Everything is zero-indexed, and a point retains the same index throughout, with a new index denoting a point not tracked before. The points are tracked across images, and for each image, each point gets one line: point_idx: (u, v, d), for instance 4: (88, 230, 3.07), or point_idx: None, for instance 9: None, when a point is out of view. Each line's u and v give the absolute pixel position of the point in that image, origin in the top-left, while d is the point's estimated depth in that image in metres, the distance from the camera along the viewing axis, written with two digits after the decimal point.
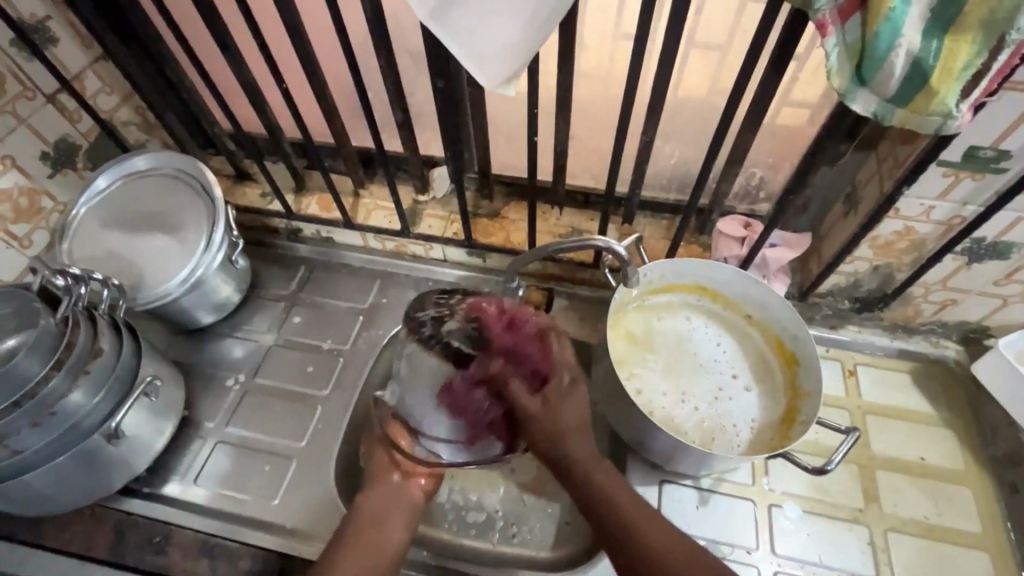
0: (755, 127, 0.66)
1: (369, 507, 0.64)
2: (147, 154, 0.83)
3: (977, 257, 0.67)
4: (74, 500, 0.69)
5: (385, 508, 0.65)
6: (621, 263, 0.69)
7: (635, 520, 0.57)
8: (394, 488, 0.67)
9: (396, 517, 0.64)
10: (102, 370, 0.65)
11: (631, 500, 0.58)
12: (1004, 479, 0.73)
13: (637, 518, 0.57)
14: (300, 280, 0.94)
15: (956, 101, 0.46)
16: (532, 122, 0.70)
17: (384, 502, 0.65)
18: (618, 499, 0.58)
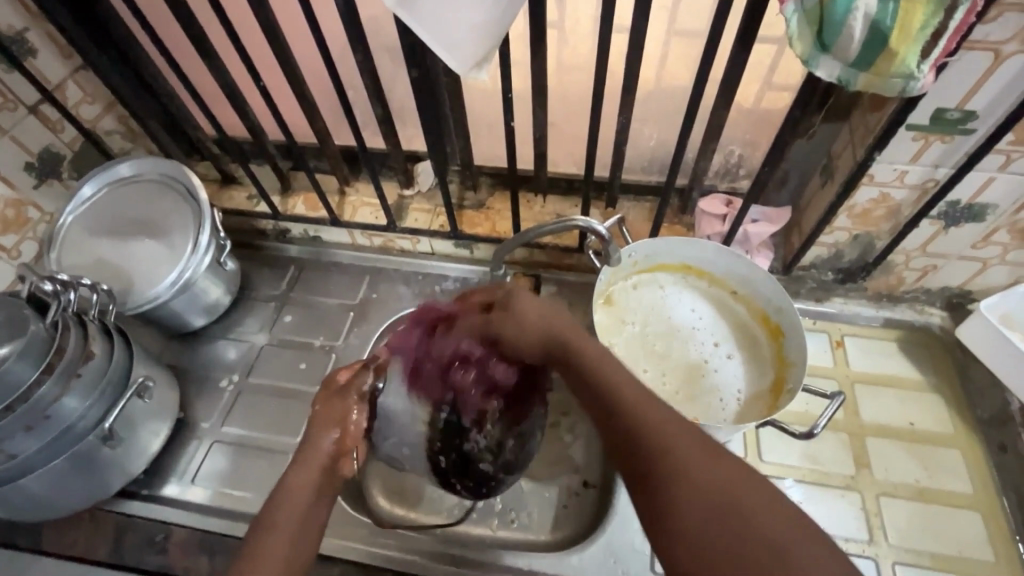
0: (729, 102, 0.66)
1: (291, 481, 0.55)
2: (131, 160, 0.83)
3: (953, 221, 0.68)
4: (73, 504, 0.69)
5: (302, 478, 0.55)
6: (604, 243, 0.69)
7: (656, 458, 0.47)
8: (310, 456, 0.57)
9: (313, 490, 0.55)
10: (94, 373, 0.66)
11: (669, 432, 0.48)
12: (993, 440, 0.74)
13: (657, 454, 0.47)
14: (290, 279, 0.95)
15: (917, 61, 0.47)
16: (508, 107, 0.71)
17: (300, 475, 0.55)
18: (644, 431, 0.48)
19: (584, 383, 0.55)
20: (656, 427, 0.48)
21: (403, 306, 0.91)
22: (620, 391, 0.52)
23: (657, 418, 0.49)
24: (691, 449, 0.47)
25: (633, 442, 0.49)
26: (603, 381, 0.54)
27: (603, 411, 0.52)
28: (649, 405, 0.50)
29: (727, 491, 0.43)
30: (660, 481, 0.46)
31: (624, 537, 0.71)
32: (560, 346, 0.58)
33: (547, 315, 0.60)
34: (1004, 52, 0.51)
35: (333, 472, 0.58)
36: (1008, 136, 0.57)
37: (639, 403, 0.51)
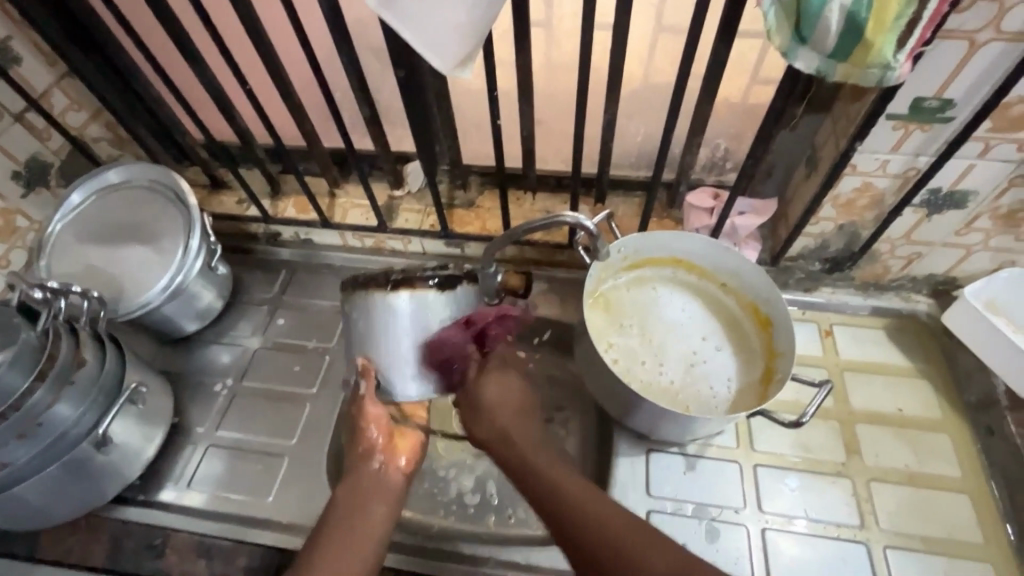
0: (712, 96, 0.67)
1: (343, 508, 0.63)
2: (119, 166, 0.83)
3: (935, 209, 0.69)
4: (69, 511, 0.69)
5: (365, 491, 0.64)
6: (593, 238, 0.70)
7: (603, 552, 0.54)
8: (372, 476, 0.66)
9: (381, 504, 0.64)
10: (86, 380, 0.66)
11: (610, 525, 0.56)
12: (980, 424, 0.75)
13: (606, 547, 0.54)
14: (282, 282, 0.95)
15: (892, 51, 0.48)
16: (494, 105, 0.71)
17: (361, 487, 0.65)
18: (592, 524, 0.56)
19: (525, 478, 0.64)
20: (602, 520, 0.56)
21: None
22: (557, 481, 0.61)
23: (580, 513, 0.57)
24: (632, 536, 0.54)
25: (581, 541, 0.56)
26: (529, 466, 0.64)
27: (551, 511, 0.60)
28: (590, 499, 0.59)
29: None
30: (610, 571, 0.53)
31: None
32: (509, 445, 0.66)
33: (509, 401, 0.69)
34: (978, 40, 0.52)
35: (397, 485, 0.67)
36: (986, 123, 0.58)
37: (581, 503, 0.58)
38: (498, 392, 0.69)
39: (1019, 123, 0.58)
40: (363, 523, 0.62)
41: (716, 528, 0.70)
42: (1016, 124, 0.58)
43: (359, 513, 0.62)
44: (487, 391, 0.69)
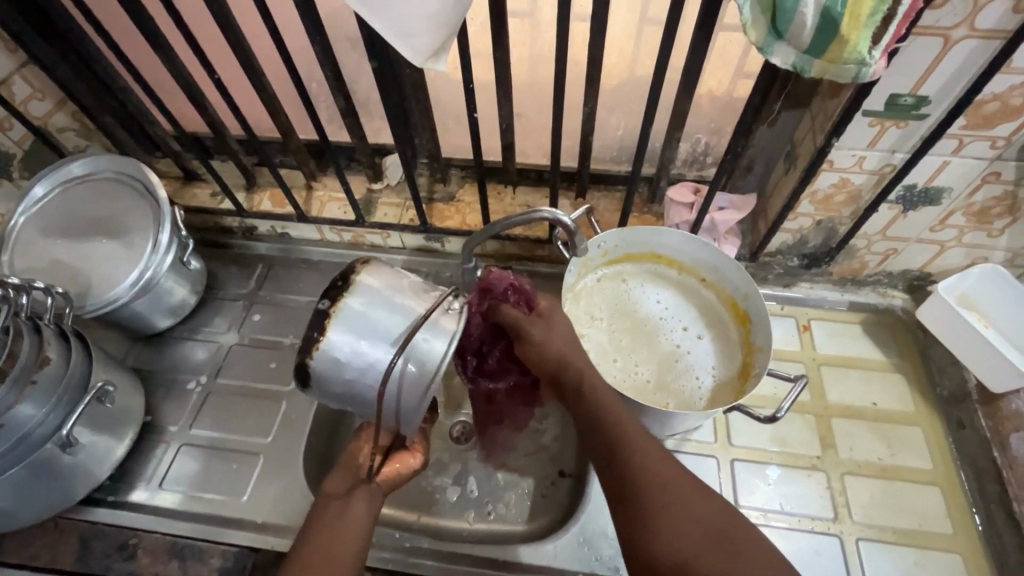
0: (691, 89, 0.66)
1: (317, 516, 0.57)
2: (85, 158, 0.80)
3: (910, 205, 0.70)
4: (35, 513, 0.67)
5: (341, 503, 0.57)
6: (570, 234, 0.69)
7: (652, 494, 0.52)
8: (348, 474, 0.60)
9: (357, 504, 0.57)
10: (49, 379, 0.64)
11: (661, 469, 0.54)
12: (952, 417, 0.77)
13: (658, 489, 0.52)
14: (258, 277, 0.93)
15: (868, 47, 0.48)
16: (470, 97, 0.69)
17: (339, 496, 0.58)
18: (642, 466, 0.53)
19: (583, 407, 0.58)
20: (653, 464, 0.54)
21: None
22: (611, 413, 0.57)
23: (637, 452, 0.54)
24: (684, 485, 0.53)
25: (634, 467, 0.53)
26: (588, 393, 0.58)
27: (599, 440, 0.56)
28: (643, 439, 0.56)
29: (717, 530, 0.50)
30: (651, 515, 0.51)
31: (597, 525, 0.72)
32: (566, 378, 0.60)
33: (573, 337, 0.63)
34: (953, 37, 0.52)
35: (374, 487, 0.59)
36: (959, 120, 0.59)
37: (635, 442, 0.55)
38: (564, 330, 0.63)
39: (992, 120, 0.58)
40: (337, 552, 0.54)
41: None
42: (989, 121, 0.58)
43: (333, 526, 0.55)
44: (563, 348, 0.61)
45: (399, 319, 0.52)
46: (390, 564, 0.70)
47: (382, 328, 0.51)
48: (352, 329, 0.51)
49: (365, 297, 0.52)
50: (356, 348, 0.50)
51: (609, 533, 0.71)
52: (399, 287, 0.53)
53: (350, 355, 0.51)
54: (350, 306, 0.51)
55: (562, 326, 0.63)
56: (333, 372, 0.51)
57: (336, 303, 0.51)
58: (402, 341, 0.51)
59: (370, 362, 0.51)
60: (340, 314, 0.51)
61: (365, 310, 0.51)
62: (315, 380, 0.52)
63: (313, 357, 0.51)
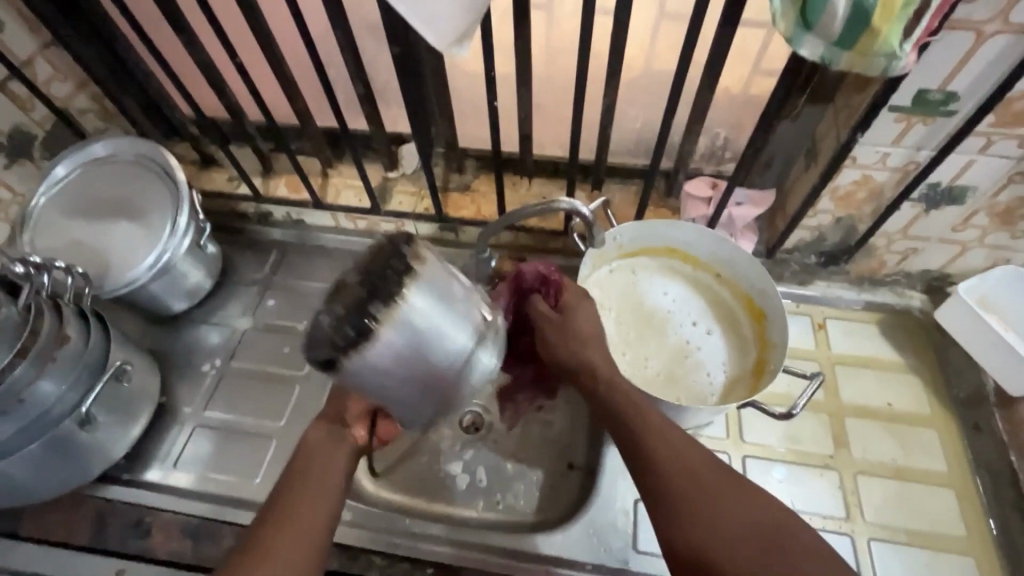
0: (714, 81, 0.66)
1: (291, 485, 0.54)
2: (106, 140, 0.81)
3: (933, 204, 0.69)
4: (53, 489, 0.69)
5: (323, 452, 0.56)
6: (588, 225, 0.68)
7: (684, 490, 0.49)
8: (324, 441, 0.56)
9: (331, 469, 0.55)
10: (70, 357, 0.64)
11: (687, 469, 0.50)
12: (968, 419, 0.76)
13: (689, 484, 0.49)
14: (273, 263, 0.93)
15: (899, 41, 0.47)
16: (490, 85, 0.69)
17: (321, 445, 0.56)
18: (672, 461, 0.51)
19: (610, 407, 0.56)
20: (684, 458, 0.50)
21: None
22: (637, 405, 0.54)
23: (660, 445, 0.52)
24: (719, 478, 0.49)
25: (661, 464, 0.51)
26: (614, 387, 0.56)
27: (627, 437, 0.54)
28: (672, 432, 0.53)
29: (756, 526, 0.46)
30: (682, 512, 0.48)
31: (606, 518, 0.72)
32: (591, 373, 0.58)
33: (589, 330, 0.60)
34: (985, 32, 0.51)
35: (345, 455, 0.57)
36: (988, 118, 0.58)
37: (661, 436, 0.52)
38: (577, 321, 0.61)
39: (1022, 118, 0.57)
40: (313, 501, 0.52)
41: None
42: (1018, 119, 0.57)
43: (311, 476, 0.54)
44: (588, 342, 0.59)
45: (464, 332, 0.47)
46: (400, 550, 0.71)
47: (443, 340, 0.45)
48: (415, 335, 0.43)
49: (430, 302, 0.44)
50: (413, 356, 0.44)
51: (617, 524, 0.71)
52: (456, 290, 0.47)
53: (407, 362, 0.44)
54: (415, 309, 0.43)
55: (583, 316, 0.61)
56: (372, 373, 0.43)
57: (400, 304, 0.42)
58: (462, 357, 0.47)
59: (427, 372, 0.45)
60: (403, 321, 0.42)
61: (430, 318, 0.44)
62: (347, 377, 0.43)
63: (357, 358, 0.42)
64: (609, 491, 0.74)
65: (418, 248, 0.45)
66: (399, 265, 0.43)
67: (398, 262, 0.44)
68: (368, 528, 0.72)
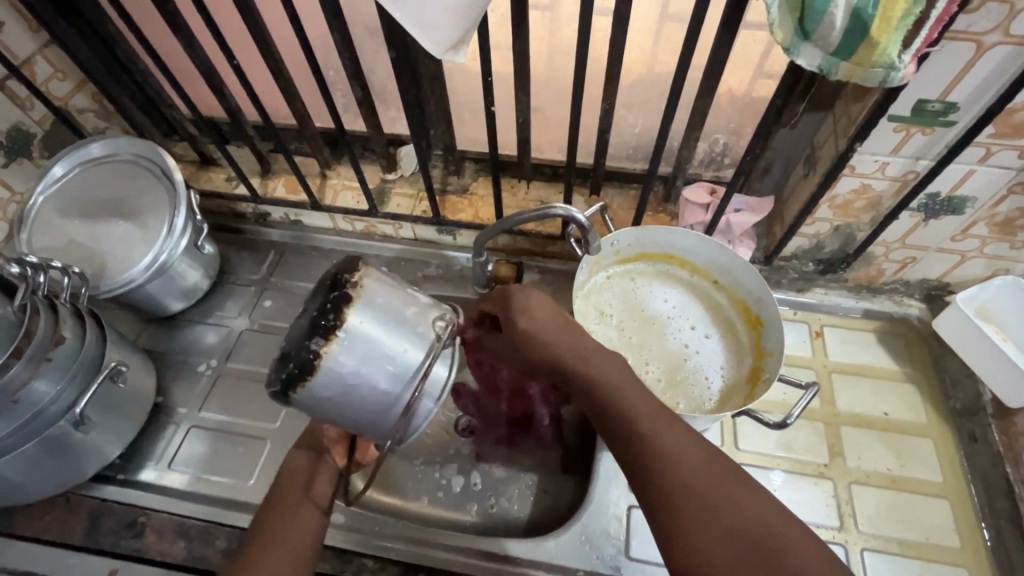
0: (713, 87, 0.65)
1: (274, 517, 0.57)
2: (104, 139, 0.81)
3: (932, 213, 0.68)
4: (48, 488, 0.69)
5: (307, 475, 0.60)
6: (583, 232, 0.68)
7: (675, 484, 0.47)
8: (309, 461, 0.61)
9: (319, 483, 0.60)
10: (64, 357, 0.64)
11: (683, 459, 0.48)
12: (964, 430, 0.75)
13: (684, 491, 0.47)
14: (271, 263, 0.93)
15: (898, 51, 0.47)
16: (487, 90, 0.68)
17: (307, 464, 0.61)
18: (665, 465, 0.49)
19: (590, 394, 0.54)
20: (677, 451, 0.49)
21: None
22: (622, 399, 0.52)
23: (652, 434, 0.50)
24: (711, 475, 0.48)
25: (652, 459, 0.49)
26: (592, 378, 0.54)
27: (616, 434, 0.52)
28: (662, 426, 0.51)
29: (753, 528, 0.44)
30: (680, 512, 0.46)
31: (599, 524, 0.71)
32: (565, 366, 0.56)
33: (556, 327, 0.57)
34: (985, 43, 0.51)
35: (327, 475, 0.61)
36: (988, 129, 0.57)
37: (652, 425, 0.50)
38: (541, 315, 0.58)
39: (1021, 130, 0.57)
40: (298, 520, 0.57)
41: None
42: (1018, 131, 0.57)
43: (298, 491, 0.59)
44: (548, 334, 0.57)
45: (412, 349, 0.50)
46: (391, 553, 0.70)
47: (390, 360, 0.49)
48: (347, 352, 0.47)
49: (371, 321, 0.48)
50: (360, 375, 0.47)
51: (609, 530, 0.71)
52: (404, 308, 0.50)
53: (354, 380, 0.48)
54: (354, 329, 0.47)
55: (540, 305, 0.58)
56: (327, 399, 0.48)
57: (340, 330, 0.46)
58: (416, 370, 0.50)
59: (383, 391, 0.49)
60: (345, 344, 0.47)
61: (373, 336, 0.48)
62: (301, 406, 0.48)
63: (303, 386, 0.46)
64: (603, 496, 0.73)
65: (361, 269, 0.49)
66: (341, 287, 0.48)
67: (337, 291, 0.48)
68: (358, 532, 0.71)
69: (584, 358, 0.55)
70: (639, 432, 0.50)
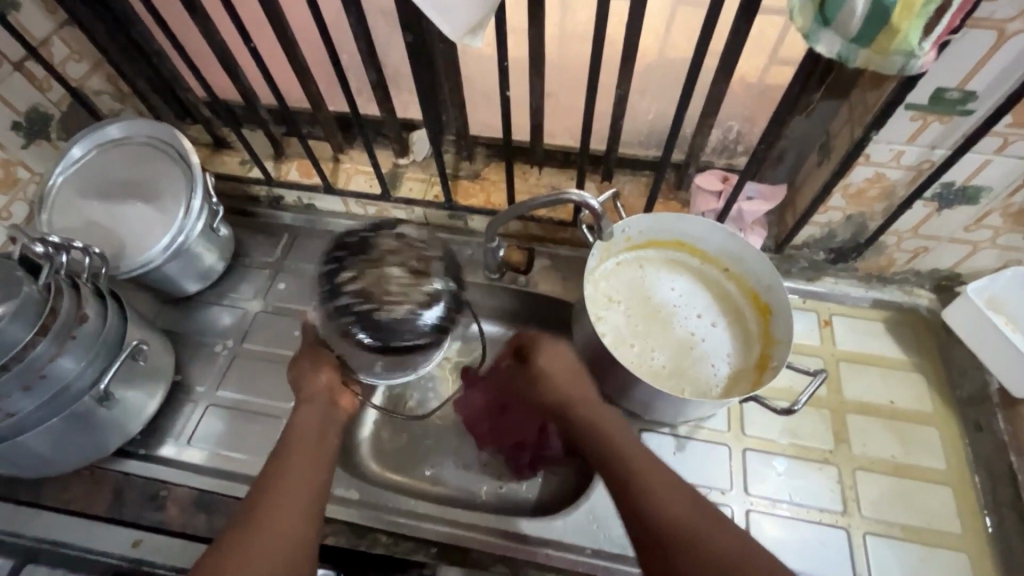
0: (729, 74, 0.65)
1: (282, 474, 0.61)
2: (121, 122, 0.82)
3: (946, 203, 0.68)
4: (74, 462, 0.71)
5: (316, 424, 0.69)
6: (596, 218, 0.69)
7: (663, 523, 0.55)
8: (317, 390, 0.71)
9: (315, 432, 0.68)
10: (88, 335, 0.66)
11: (666, 501, 0.56)
12: (970, 419, 0.76)
13: (672, 526, 0.54)
14: (284, 246, 0.95)
15: (918, 39, 0.47)
16: (502, 75, 0.69)
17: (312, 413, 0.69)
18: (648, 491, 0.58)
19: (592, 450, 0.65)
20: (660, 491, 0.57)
21: None
22: (619, 452, 0.62)
23: (638, 478, 0.59)
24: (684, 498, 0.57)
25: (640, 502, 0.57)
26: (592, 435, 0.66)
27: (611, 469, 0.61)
28: (653, 474, 0.59)
29: (733, 557, 0.51)
30: (672, 550, 0.53)
31: (606, 505, 0.73)
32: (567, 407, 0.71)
33: (563, 373, 0.73)
34: (1008, 30, 0.50)
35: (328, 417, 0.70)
36: (1007, 118, 0.57)
37: (642, 470, 0.59)
38: (560, 373, 0.73)
39: None
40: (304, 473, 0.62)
41: None
42: None
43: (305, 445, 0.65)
44: (552, 384, 0.72)
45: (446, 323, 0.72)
46: (405, 530, 0.72)
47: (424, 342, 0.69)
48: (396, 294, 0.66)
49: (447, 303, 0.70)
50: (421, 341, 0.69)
51: (616, 511, 0.72)
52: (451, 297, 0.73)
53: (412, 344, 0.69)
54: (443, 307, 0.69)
55: (556, 359, 0.74)
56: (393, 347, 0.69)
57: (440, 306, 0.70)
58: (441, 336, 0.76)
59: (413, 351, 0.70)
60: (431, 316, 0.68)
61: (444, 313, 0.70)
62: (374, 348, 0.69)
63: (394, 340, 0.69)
64: None
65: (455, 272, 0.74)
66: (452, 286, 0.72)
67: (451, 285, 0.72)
68: (368, 508, 0.73)
69: (586, 411, 0.69)
70: (631, 475, 0.59)
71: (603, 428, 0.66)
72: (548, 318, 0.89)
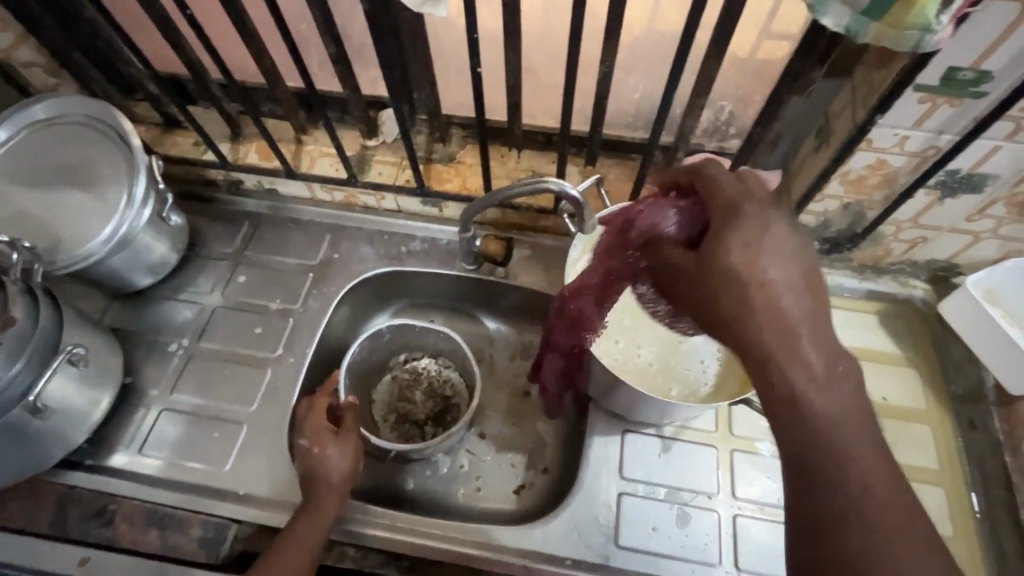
0: (721, 50, 0.59)
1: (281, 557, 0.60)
2: (50, 100, 0.73)
3: (949, 192, 0.64)
4: (9, 478, 0.65)
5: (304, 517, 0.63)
6: (577, 209, 0.64)
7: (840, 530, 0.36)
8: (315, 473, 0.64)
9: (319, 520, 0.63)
10: (16, 341, 0.59)
11: (861, 490, 0.36)
12: (964, 416, 0.73)
13: (854, 529, 0.35)
14: (244, 236, 0.88)
15: (936, 11, 0.41)
16: (472, 49, 0.62)
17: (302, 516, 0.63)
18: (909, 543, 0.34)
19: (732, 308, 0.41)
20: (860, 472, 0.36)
21: (368, 268, 0.85)
22: (777, 338, 0.39)
23: (831, 444, 0.37)
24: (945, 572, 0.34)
25: (821, 465, 0.37)
26: (727, 260, 0.41)
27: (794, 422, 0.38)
28: (863, 442, 0.37)
29: None
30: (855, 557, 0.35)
31: (587, 513, 0.68)
32: (721, 322, 0.42)
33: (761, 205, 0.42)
34: None
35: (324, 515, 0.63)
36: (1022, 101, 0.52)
37: (838, 442, 0.37)
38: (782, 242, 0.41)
39: None
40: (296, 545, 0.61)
41: (687, 513, 0.68)
42: None
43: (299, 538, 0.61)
44: (721, 244, 0.42)
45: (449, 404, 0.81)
46: (371, 541, 0.68)
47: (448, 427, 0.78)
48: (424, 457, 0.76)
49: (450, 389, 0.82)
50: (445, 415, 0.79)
51: (599, 519, 0.68)
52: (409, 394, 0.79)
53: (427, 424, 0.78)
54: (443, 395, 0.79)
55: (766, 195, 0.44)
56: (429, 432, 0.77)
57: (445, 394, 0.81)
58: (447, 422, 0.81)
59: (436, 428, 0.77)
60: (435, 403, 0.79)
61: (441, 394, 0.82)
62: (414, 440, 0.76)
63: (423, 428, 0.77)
64: (593, 483, 0.70)
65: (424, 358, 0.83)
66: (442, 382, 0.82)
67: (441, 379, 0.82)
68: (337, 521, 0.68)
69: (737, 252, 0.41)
70: (817, 428, 0.37)
71: (745, 260, 0.40)
72: (529, 310, 0.85)
